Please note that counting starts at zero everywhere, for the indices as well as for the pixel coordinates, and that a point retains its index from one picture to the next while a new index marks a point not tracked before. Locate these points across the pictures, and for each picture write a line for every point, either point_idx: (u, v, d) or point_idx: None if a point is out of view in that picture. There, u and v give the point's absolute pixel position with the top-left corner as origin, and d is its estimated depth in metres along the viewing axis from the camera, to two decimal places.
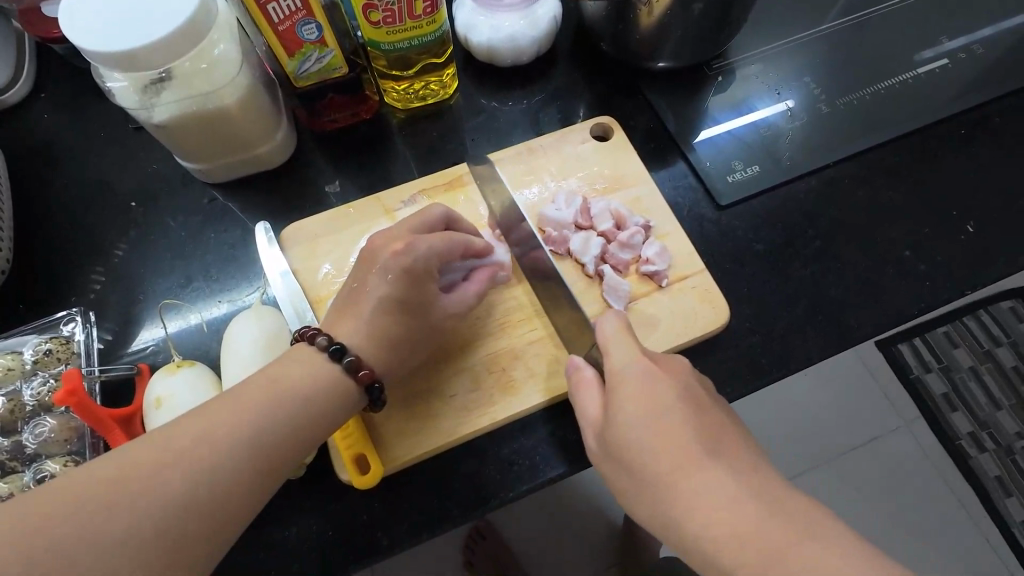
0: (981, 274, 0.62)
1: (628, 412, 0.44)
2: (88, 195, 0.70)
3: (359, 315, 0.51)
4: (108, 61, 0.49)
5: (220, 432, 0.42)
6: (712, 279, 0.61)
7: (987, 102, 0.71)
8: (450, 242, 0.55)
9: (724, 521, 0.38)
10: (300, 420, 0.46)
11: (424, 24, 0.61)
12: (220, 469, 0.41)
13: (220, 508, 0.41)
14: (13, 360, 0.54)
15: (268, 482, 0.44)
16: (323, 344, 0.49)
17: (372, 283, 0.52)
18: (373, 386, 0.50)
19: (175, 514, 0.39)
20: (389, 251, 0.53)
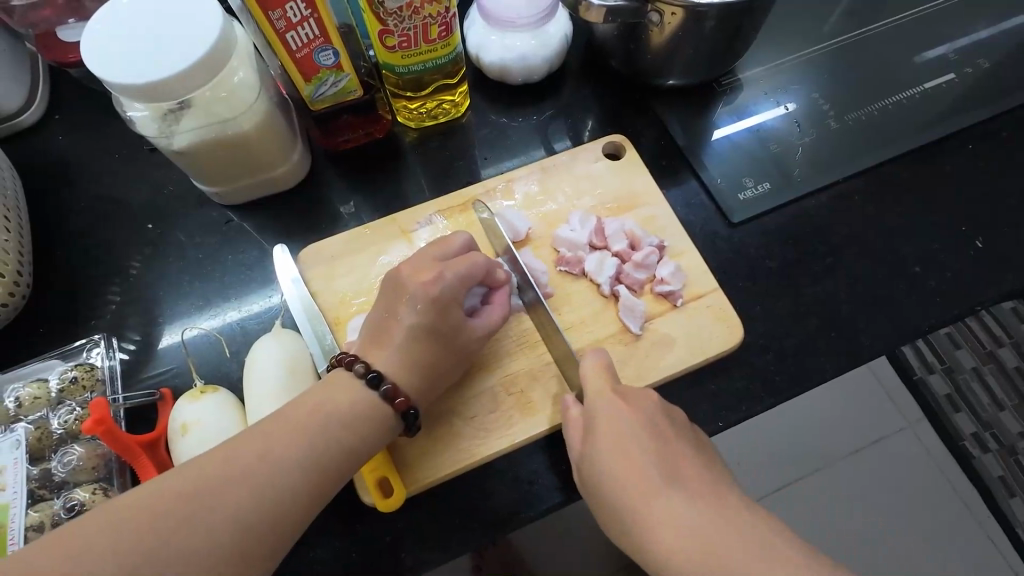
0: (991, 288, 0.63)
1: (597, 433, 0.48)
2: (104, 215, 0.70)
3: (391, 344, 0.52)
4: (131, 93, 0.50)
5: (250, 460, 0.43)
6: (726, 298, 0.62)
7: (993, 115, 0.72)
8: (471, 266, 0.54)
9: (693, 534, 0.40)
10: (332, 449, 0.46)
11: (438, 48, 0.61)
12: (255, 498, 0.42)
13: (257, 537, 0.41)
14: (40, 388, 0.55)
15: (305, 508, 0.44)
16: (360, 372, 0.50)
17: (402, 312, 0.53)
18: (409, 413, 0.51)
19: (215, 543, 0.40)
20: (418, 281, 0.53)
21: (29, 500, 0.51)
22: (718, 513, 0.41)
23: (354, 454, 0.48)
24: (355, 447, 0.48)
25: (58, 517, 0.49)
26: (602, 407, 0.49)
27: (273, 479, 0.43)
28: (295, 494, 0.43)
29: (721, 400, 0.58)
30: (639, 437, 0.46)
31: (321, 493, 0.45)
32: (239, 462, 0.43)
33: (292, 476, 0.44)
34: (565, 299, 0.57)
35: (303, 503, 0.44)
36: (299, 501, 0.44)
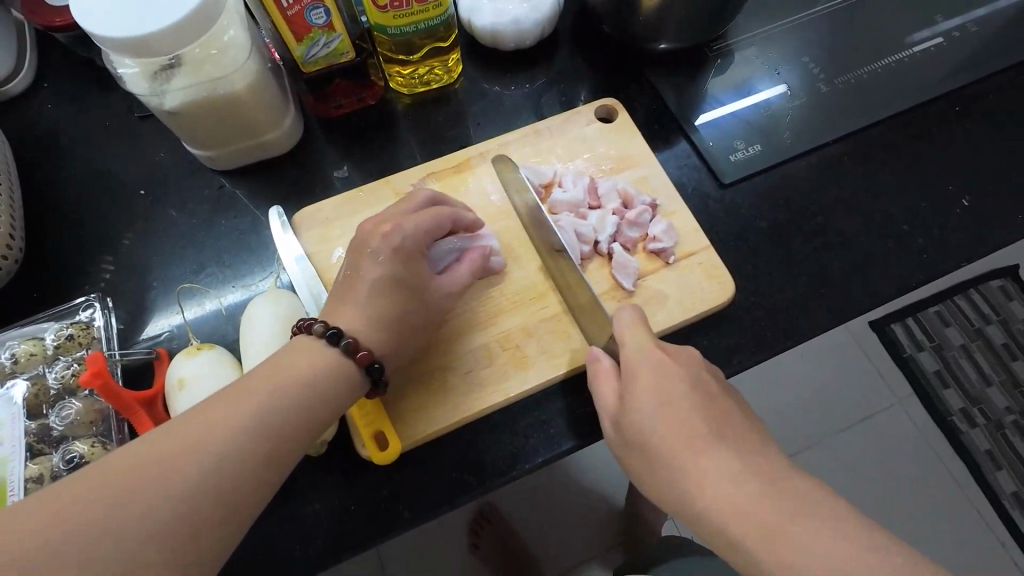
0: (977, 245, 0.64)
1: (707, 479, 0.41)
2: (94, 184, 0.70)
3: (355, 299, 0.51)
4: (123, 47, 0.49)
5: (221, 422, 0.43)
6: (717, 255, 0.63)
7: (980, 79, 0.73)
8: (438, 217, 0.56)
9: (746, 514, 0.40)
10: (296, 409, 0.46)
11: (430, 8, 0.61)
12: (224, 465, 0.41)
13: (215, 510, 0.41)
14: (36, 345, 0.55)
15: (278, 467, 0.44)
16: (320, 330, 0.49)
17: (365, 267, 0.52)
18: (374, 366, 0.50)
19: (173, 517, 0.39)
20: (378, 234, 0.54)
21: (27, 454, 0.51)
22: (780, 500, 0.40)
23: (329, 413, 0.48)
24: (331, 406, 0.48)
25: (57, 468, 0.49)
26: (717, 465, 0.42)
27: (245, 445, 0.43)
28: (265, 454, 0.43)
29: (712, 353, 0.59)
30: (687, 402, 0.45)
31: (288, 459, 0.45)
32: (215, 421, 0.43)
33: (268, 429, 0.44)
34: (632, 321, 0.51)
35: (281, 458, 0.44)
36: (274, 457, 0.44)
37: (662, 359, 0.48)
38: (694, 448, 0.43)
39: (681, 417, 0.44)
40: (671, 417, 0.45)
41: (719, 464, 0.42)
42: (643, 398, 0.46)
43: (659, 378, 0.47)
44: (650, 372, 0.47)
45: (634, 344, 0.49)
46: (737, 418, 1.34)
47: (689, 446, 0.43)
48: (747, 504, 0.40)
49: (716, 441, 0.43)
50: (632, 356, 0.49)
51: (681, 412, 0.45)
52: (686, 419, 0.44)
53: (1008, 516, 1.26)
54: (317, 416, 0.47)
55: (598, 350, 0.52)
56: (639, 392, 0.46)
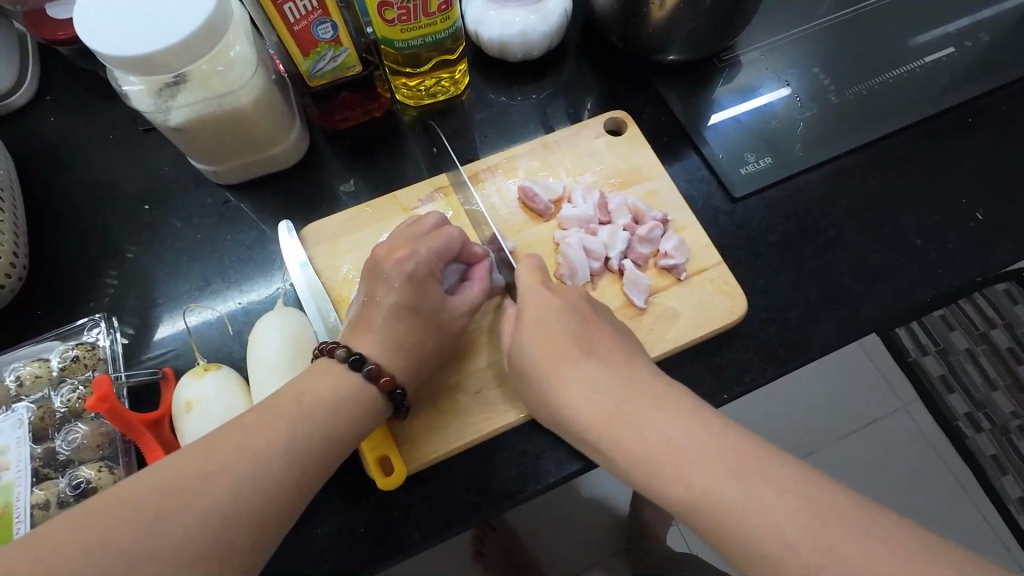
0: (990, 259, 0.63)
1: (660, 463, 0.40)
2: (97, 199, 0.69)
3: (374, 327, 0.52)
4: (128, 65, 0.49)
5: (252, 447, 0.43)
6: (729, 271, 0.62)
7: (992, 89, 0.72)
8: (446, 240, 0.55)
9: (703, 488, 0.38)
10: (313, 439, 0.45)
11: (438, 21, 0.60)
12: (254, 491, 0.41)
13: (248, 535, 0.41)
14: (40, 367, 0.54)
15: (295, 494, 0.43)
16: (342, 356, 0.49)
17: (381, 293, 0.53)
18: (396, 392, 0.50)
19: (206, 544, 0.39)
20: (392, 260, 0.54)
21: (34, 479, 0.50)
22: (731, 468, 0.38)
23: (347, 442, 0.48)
24: (351, 436, 0.48)
25: (63, 494, 0.49)
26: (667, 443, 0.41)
27: (276, 472, 0.43)
28: (294, 479, 0.43)
29: (725, 371, 0.58)
30: (620, 404, 0.44)
31: (303, 488, 0.44)
32: (225, 450, 0.42)
33: (281, 457, 0.43)
34: (562, 338, 0.50)
35: (297, 487, 0.44)
36: (301, 480, 0.44)
37: (597, 364, 0.47)
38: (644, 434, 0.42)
39: (626, 409, 0.44)
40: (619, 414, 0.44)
41: (669, 440, 0.41)
42: (587, 407, 0.46)
43: (597, 386, 0.46)
44: (581, 377, 0.47)
45: (563, 364, 0.48)
46: (741, 425, 1.34)
47: (640, 439, 0.42)
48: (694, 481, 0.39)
49: (669, 425, 0.42)
50: (564, 374, 0.48)
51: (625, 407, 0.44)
52: (631, 409, 0.44)
53: (1014, 520, 1.26)
54: (333, 444, 0.46)
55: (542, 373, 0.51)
56: (574, 399, 0.46)
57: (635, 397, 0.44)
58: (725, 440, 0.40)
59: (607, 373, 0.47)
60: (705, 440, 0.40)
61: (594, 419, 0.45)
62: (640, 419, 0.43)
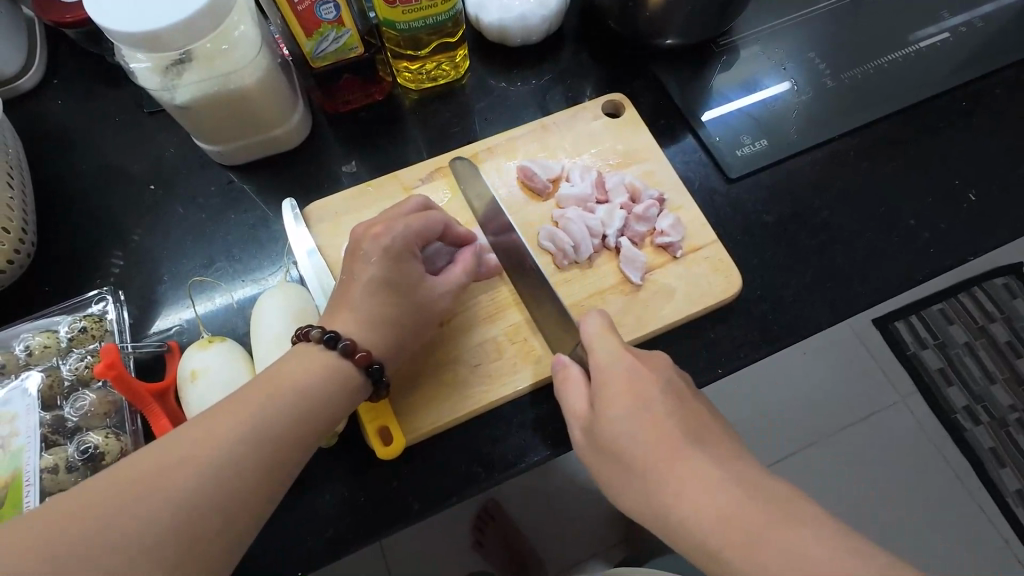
0: (983, 240, 0.64)
1: (677, 478, 0.41)
2: (103, 180, 0.70)
3: (354, 303, 0.52)
4: (135, 41, 0.50)
5: (219, 432, 0.43)
6: (724, 250, 0.63)
7: (986, 74, 0.73)
8: (425, 221, 0.56)
9: (716, 513, 0.39)
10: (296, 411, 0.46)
11: (438, 4, 0.61)
12: (224, 474, 0.42)
13: (220, 519, 0.41)
14: (49, 337, 0.55)
15: (288, 458, 0.45)
16: (316, 335, 0.50)
17: (359, 271, 0.53)
18: (372, 368, 0.50)
19: (201, 507, 0.40)
20: (371, 237, 0.54)
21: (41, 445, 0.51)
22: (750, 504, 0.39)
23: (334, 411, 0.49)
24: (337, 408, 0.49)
25: (72, 459, 0.49)
26: (690, 467, 0.41)
27: (246, 455, 0.43)
28: (265, 462, 0.44)
29: (719, 347, 0.59)
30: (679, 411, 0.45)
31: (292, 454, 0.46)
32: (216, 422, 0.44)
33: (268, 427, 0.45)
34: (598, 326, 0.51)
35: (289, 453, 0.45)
36: (290, 448, 0.45)
37: (636, 362, 0.48)
38: (670, 453, 0.42)
39: (656, 420, 0.44)
40: (644, 424, 0.44)
41: (689, 458, 0.41)
42: (615, 406, 0.46)
43: (633, 384, 0.46)
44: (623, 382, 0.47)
45: (599, 345, 0.50)
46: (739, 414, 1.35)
47: (666, 455, 0.42)
48: (716, 503, 0.39)
49: (691, 447, 0.42)
50: (601, 359, 0.49)
51: (657, 414, 0.44)
52: (662, 417, 0.44)
53: (1012, 514, 1.26)
54: (319, 415, 0.48)
55: (564, 357, 0.52)
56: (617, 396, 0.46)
57: (660, 402, 0.45)
58: (750, 475, 0.41)
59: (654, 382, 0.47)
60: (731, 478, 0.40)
61: (632, 415, 0.45)
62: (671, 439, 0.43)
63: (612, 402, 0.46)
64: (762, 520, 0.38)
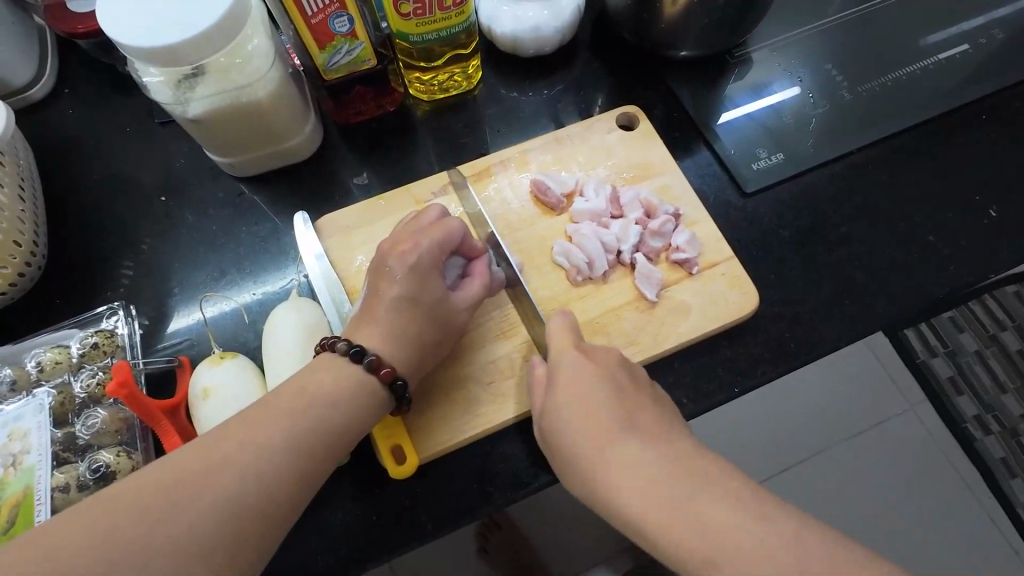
0: (1005, 255, 0.63)
1: (607, 455, 0.44)
2: (114, 190, 0.70)
3: (377, 319, 0.52)
4: (149, 56, 0.49)
5: (257, 440, 0.43)
6: (741, 266, 0.62)
7: (1005, 86, 0.72)
8: (449, 232, 0.56)
9: (641, 487, 0.41)
10: (319, 428, 0.46)
11: (453, 15, 0.61)
12: (262, 484, 0.42)
13: (258, 527, 0.41)
14: (61, 353, 0.55)
15: (313, 478, 0.45)
16: (342, 349, 0.50)
17: (384, 288, 0.53)
18: (397, 383, 0.50)
19: (228, 527, 0.40)
20: (397, 254, 0.54)
21: (53, 463, 0.51)
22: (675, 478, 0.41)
23: (357, 429, 0.48)
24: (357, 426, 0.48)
25: (84, 478, 0.49)
26: (623, 448, 0.44)
27: (273, 471, 0.42)
28: (299, 471, 0.44)
29: (735, 364, 0.59)
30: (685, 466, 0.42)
31: (315, 470, 0.45)
32: (235, 440, 0.43)
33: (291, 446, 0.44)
34: (561, 327, 0.54)
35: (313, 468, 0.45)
36: (314, 463, 0.45)
37: (580, 361, 0.51)
38: (604, 436, 0.45)
39: (596, 409, 0.47)
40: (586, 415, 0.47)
41: (624, 439, 0.44)
42: (564, 395, 0.49)
43: (577, 381, 0.49)
44: (621, 453, 0.44)
45: (556, 349, 0.52)
46: (748, 424, 1.34)
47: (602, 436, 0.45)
48: (641, 478, 0.42)
49: (626, 430, 0.45)
50: (555, 360, 0.52)
51: (597, 403, 0.47)
52: (602, 406, 0.47)
53: None
54: (343, 431, 0.47)
55: (536, 358, 0.54)
56: (624, 472, 0.43)
57: (602, 393, 0.48)
58: (678, 450, 0.43)
59: (653, 444, 0.44)
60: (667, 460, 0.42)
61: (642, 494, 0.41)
62: (694, 500, 0.40)
63: (557, 394, 0.49)
64: (690, 493, 0.40)
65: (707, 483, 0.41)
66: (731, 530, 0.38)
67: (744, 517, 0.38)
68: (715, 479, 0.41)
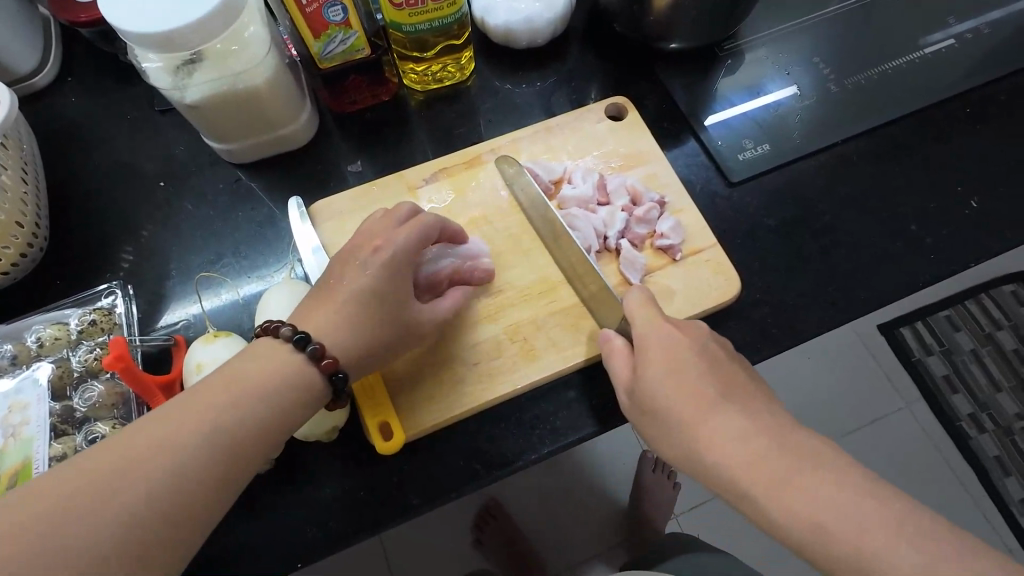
0: (987, 245, 0.64)
1: (709, 428, 0.44)
2: (115, 175, 0.72)
3: (333, 305, 0.51)
4: (147, 42, 0.51)
5: (165, 434, 0.42)
6: (724, 253, 0.63)
7: (992, 81, 0.73)
8: (421, 230, 0.55)
9: (745, 459, 0.42)
10: (262, 413, 0.46)
11: (444, 6, 0.62)
12: (175, 476, 0.41)
13: (164, 521, 0.40)
14: (60, 329, 0.57)
15: (251, 461, 0.45)
16: (287, 335, 0.49)
17: (346, 278, 0.53)
18: (337, 374, 0.49)
19: (165, 512, 0.40)
20: (366, 248, 0.54)
21: (52, 434, 0.53)
22: (775, 456, 0.42)
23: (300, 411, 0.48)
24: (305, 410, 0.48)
25: (80, 448, 0.51)
26: (722, 422, 0.44)
27: (210, 456, 0.43)
28: (235, 455, 0.44)
29: None
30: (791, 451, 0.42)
31: (254, 454, 0.45)
32: (173, 425, 0.43)
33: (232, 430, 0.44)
34: (640, 299, 0.53)
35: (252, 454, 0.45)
36: (254, 448, 0.45)
37: (671, 330, 0.50)
38: (702, 410, 0.45)
39: (691, 383, 0.47)
40: (680, 385, 0.47)
41: (722, 414, 0.45)
42: (657, 366, 0.48)
43: (670, 352, 0.49)
44: (721, 431, 0.44)
45: (641, 321, 0.51)
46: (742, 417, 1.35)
47: (698, 412, 0.45)
48: (739, 450, 0.43)
49: (725, 404, 0.45)
50: (639, 332, 0.51)
51: (691, 377, 0.47)
52: (697, 380, 0.47)
53: (1016, 521, 1.25)
54: (283, 417, 0.47)
55: (609, 331, 0.54)
56: (726, 451, 0.43)
57: (696, 366, 0.48)
58: (774, 425, 0.44)
59: (756, 423, 0.44)
60: (766, 438, 0.43)
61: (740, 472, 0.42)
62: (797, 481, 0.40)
63: (647, 367, 0.49)
64: (793, 469, 0.41)
65: (816, 458, 0.42)
66: (842, 505, 0.39)
67: (846, 502, 0.39)
68: (821, 455, 0.42)
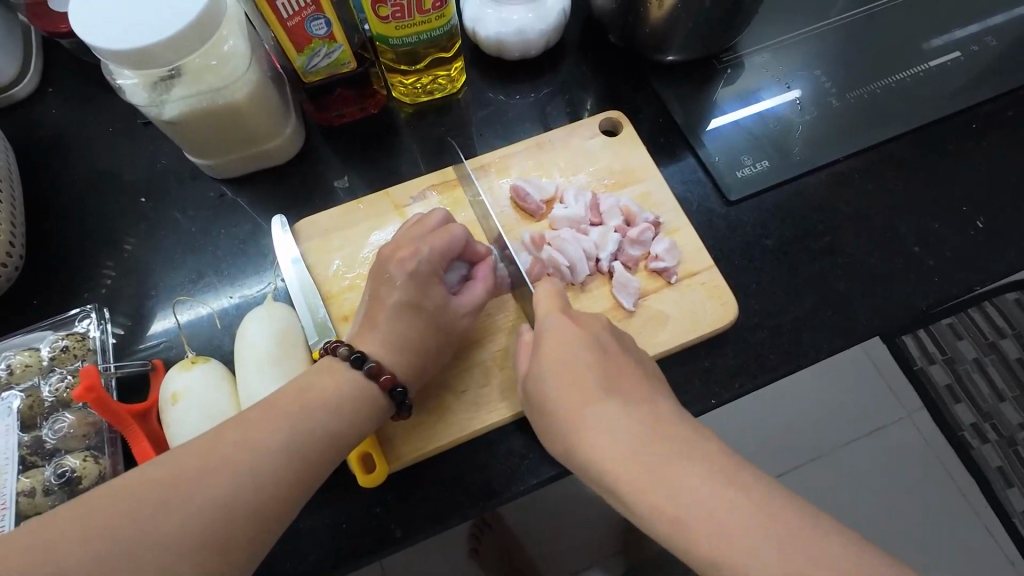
0: (993, 268, 0.62)
1: (654, 488, 0.40)
2: (96, 190, 0.70)
3: (377, 325, 0.52)
4: (120, 59, 0.49)
5: (255, 440, 0.43)
6: (721, 275, 0.62)
7: (998, 94, 0.71)
8: (449, 240, 0.55)
9: (697, 521, 0.38)
10: (315, 433, 0.45)
11: (433, 19, 0.60)
12: (242, 492, 0.40)
13: (254, 524, 0.40)
14: (31, 356, 0.56)
15: (295, 489, 0.43)
16: (344, 354, 0.50)
17: (384, 293, 0.53)
18: (397, 390, 0.50)
19: (205, 534, 0.38)
20: (396, 259, 0.54)
21: (20, 466, 0.51)
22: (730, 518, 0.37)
23: (346, 435, 0.47)
24: (344, 435, 0.47)
25: (49, 482, 0.50)
26: (671, 480, 0.40)
27: (254, 479, 0.41)
28: (284, 479, 0.42)
29: (714, 374, 0.58)
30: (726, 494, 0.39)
31: (303, 476, 0.44)
32: (217, 447, 0.41)
33: (272, 455, 0.42)
34: (548, 291, 0.54)
35: (297, 479, 0.43)
36: (299, 474, 0.43)
37: (613, 381, 0.46)
38: (646, 472, 0.40)
39: (636, 441, 0.42)
40: (624, 445, 0.42)
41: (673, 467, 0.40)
42: (598, 425, 0.44)
43: (609, 406, 0.45)
44: (667, 491, 0.39)
45: (542, 311, 0.53)
46: (741, 430, 1.32)
47: (643, 473, 0.40)
48: (693, 513, 0.38)
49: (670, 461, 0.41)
50: (541, 322, 0.52)
51: (633, 433, 0.43)
52: (639, 436, 0.42)
53: None
54: (333, 440, 0.46)
55: (525, 326, 0.56)
56: (672, 514, 0.38)
57: (638, 424, 0.43)
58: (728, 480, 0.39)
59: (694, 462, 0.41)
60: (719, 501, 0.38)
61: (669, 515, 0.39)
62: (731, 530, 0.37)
63: (590, 425, 0.45)
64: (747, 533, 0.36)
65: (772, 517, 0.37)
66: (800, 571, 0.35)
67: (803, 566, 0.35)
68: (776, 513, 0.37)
